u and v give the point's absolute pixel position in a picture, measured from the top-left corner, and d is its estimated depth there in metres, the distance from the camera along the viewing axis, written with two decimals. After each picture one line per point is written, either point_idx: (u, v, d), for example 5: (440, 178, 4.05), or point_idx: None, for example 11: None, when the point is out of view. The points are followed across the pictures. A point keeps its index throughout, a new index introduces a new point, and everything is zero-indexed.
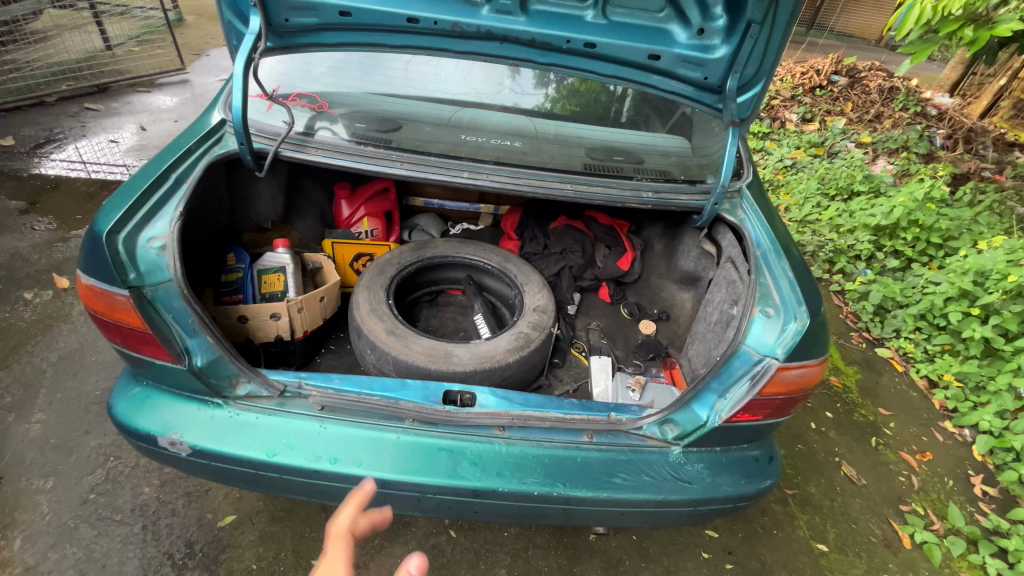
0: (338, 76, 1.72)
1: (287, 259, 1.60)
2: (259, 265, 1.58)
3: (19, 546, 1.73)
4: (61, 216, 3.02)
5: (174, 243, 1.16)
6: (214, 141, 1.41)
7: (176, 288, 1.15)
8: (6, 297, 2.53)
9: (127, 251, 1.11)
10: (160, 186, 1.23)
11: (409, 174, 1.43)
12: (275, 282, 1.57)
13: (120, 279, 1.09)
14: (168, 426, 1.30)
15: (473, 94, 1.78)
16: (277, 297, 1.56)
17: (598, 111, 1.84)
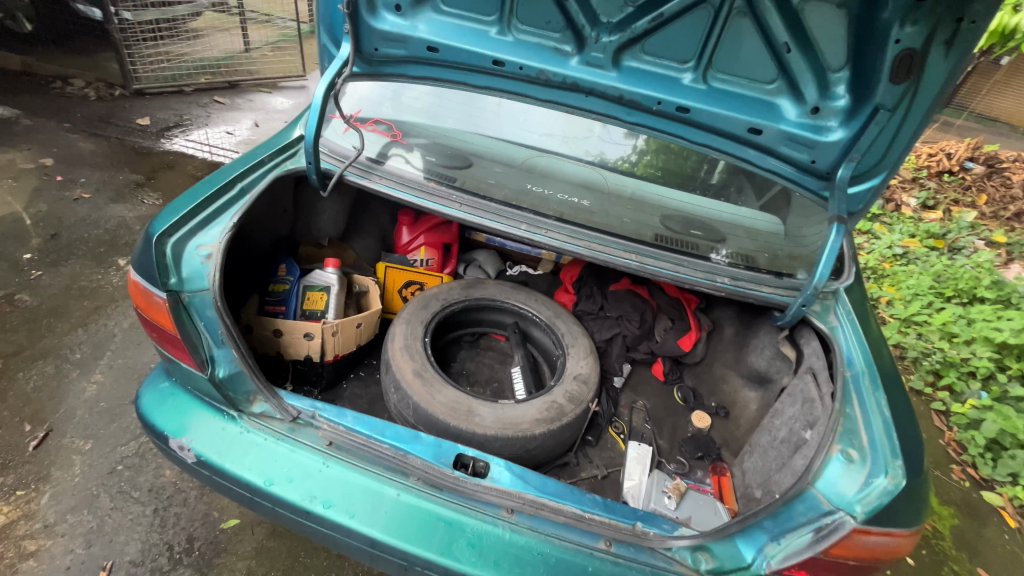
0: (422, 107, 1.73)
1: (333, 279, 1.58)
2: (307, 280, 1.57)
3: (45, 502, 1.81)
4: (167, 194, 3.31)
5: (219, 254, 1.16)
6: (287, 156, 1.44)
7: (212, 298, 1.15)
8: (104, 261, 2.78)
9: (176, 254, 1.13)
10: (223, 194, 1.26)
11: (465, 217, 1.37)
12: (317, 299, 1.55)
13: (161, 282, 1.10)
14: (182, 430, 1.29)
15: (551, 141, 1.73)
16: (316, 315, 1.54)
17: (680, 178, 1.77)
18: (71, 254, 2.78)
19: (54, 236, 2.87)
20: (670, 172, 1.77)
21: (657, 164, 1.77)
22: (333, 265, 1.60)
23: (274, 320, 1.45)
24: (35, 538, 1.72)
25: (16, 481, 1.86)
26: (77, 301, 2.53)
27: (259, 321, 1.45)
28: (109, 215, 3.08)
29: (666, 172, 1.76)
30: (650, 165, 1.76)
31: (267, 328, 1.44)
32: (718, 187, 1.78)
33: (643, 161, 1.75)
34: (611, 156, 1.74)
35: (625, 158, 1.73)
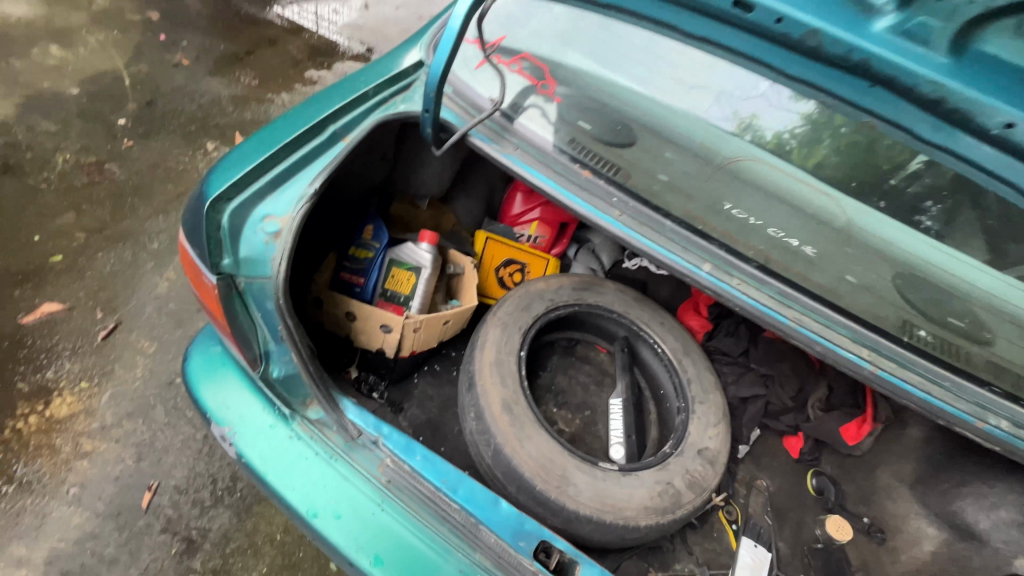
0: (558, 27, 1.14)
1: (427, 261, 1.24)
2: (396, 252, 1.24)
3: (105, 400, 1.77)
4: (264, 75, 3.03)
5: (290, 232, 0.84)
6: (398, 92, 1.06)
7: (273, 291, 0.85)
8: (193, 141, 2.60)
9: (237, 225, 0.82)
10: (307, 141, 0.91)
11: (629, 236, 0.94)
12: (404, 281, 1.24)
13: (212, 262, 0.81)
14: (225, 418, 1.08)
15: (688, 99, 1.14)
16: (399, 300, 1.23)
17: (877, 187, 1.08)
18: (162, 128, 2.61)
19: (149, 104, 2.70)
20: (864, 167, 1.07)
21: (847, 165, 1.09)
22: (430, 243, 1.25)
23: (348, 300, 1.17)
24: (91, 438, 1.69)
25: (82, 371, 1.82)
26: (162, 183, 2.39)
27: (332, 296, 1.18)
28: (205, 88, 2.86)
29: (860, 173, 1.09)
30: (835, 159, 1.09)
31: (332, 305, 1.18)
32: (913, 197, 1.05)
33: (819, 152, 1.10)
34: (767, 124, 1.09)
35: (781, 133, 1.08)
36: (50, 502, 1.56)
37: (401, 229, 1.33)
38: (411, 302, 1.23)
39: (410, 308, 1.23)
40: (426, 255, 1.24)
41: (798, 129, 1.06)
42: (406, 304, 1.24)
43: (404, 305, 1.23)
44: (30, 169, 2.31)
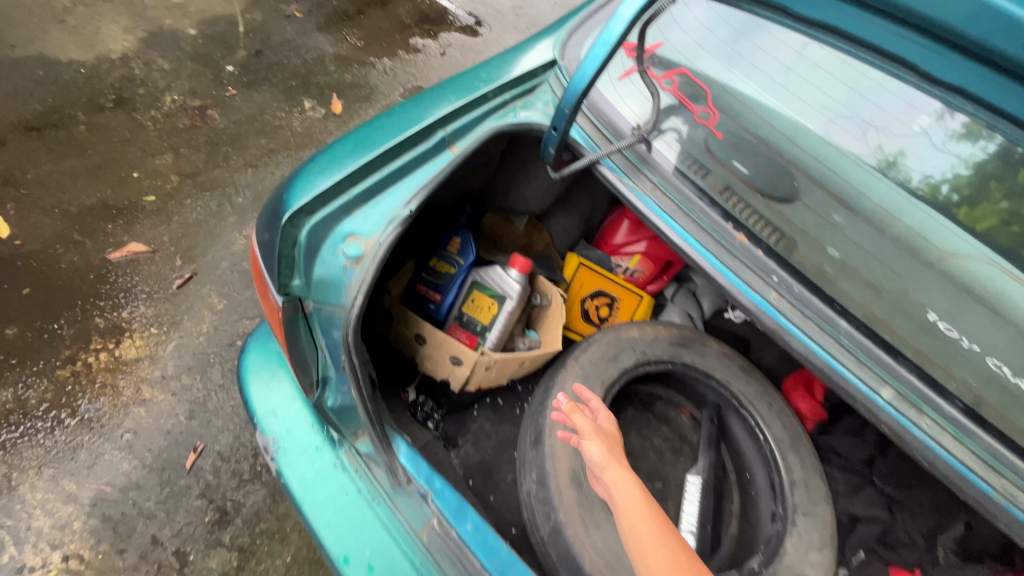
0: (703, 29, 0.94)
1: (514, 291, 1.06)
2: (480, 275, 1.08)
3: (169, 350, 1.78)
4: (370, 37, 2.94)
5: (374, 262, 0.70)
6: (519, 96, 0.89)
7: (343, 325, 0.72)
8: (292, 97, 2.57)
9: (315, 243, 0.69)
10: (408, 150, 0.76)
11: (785, 329, 0.77)
12: (485, 308, 1.08)
13: (279, 283, 0.69)
14: (270, 428, 0.99)
15: (825, 125, 0.87)
16: (474, 328, 1.08)
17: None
18: (266, 80, 2.60)
19: (258, 54, 2.69)
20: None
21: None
22: (520, 270, 1.06)
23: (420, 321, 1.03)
24: (151, 386, 1.70)
25: (154, 316, 1.84)
26: (256, 137, 2.38)
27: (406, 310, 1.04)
28: (311, 44, 2.82)
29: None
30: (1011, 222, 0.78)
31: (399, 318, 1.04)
32: None
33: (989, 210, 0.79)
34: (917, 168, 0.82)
35: (937, 180, 0.80)
36: (104, 443, 1.59)
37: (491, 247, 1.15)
38: (487, 334, 1.08)
39: (485, 341, 1.07)
40: (513, 284, 1.06)
41: (962, 179, 0.79)
42: (482, 335, 1.08)
43: (480, 336, 1.08)
44: (140, 104, 2.36)
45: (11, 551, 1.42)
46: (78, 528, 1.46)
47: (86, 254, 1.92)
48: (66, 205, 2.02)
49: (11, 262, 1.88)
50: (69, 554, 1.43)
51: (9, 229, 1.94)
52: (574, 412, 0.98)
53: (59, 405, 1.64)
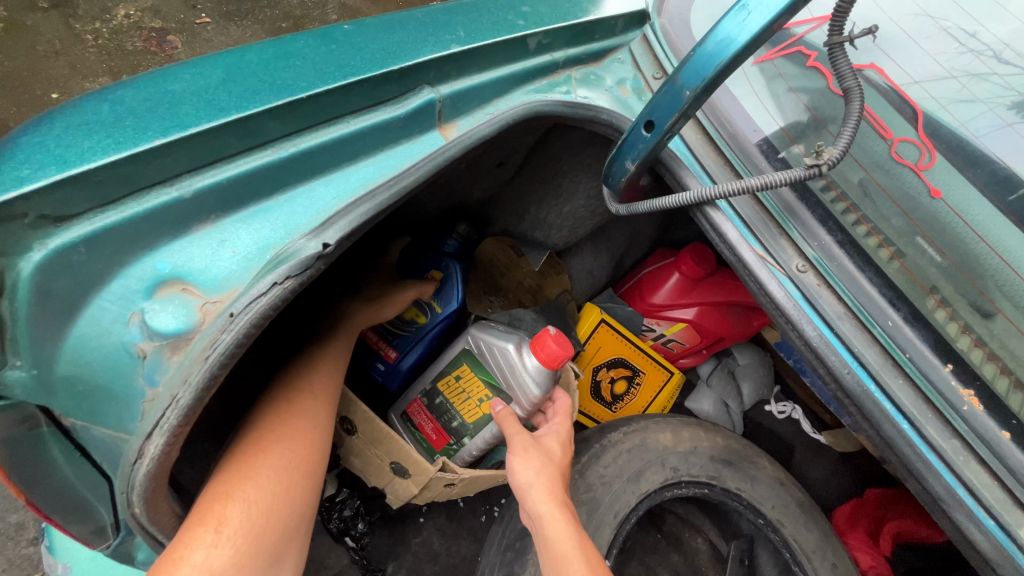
0: None
1: (527, 396, 0.64)
2: (480, 347, 0.66)
3: None
4: None
5: (203, 349, 0.29)
6: (579, 63, 0.51)
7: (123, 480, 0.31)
8: None
9: (60, 290, 0.27)
10: (346, 110, 0.36)
11: None
12: (474, 401, 0.68)
13: None
14: (62, 548, 0.57)
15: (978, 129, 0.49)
16: (448, 422, 0.69)
17: None
18: None
19: None
20: None
21: None
22: (545, 363, 0.63)
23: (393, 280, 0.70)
24: None
25: None
26: None
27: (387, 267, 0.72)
28: None
29: None
30: None
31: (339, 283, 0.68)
32: None
33: None
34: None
35: None
36: None
37: (488, 289, 0.80)
38: (466, 440, 0.69)
39: (459, 449, 0.69)
40: (530, 381, 0.63)
41: None
42: (459, 438, 0.69)
43: (453, 438, 0.69)
44: None
45: None
46: None
47: None
48: None
49: None
50: None
51: None
52: (514, 420, 0.60)
53: None
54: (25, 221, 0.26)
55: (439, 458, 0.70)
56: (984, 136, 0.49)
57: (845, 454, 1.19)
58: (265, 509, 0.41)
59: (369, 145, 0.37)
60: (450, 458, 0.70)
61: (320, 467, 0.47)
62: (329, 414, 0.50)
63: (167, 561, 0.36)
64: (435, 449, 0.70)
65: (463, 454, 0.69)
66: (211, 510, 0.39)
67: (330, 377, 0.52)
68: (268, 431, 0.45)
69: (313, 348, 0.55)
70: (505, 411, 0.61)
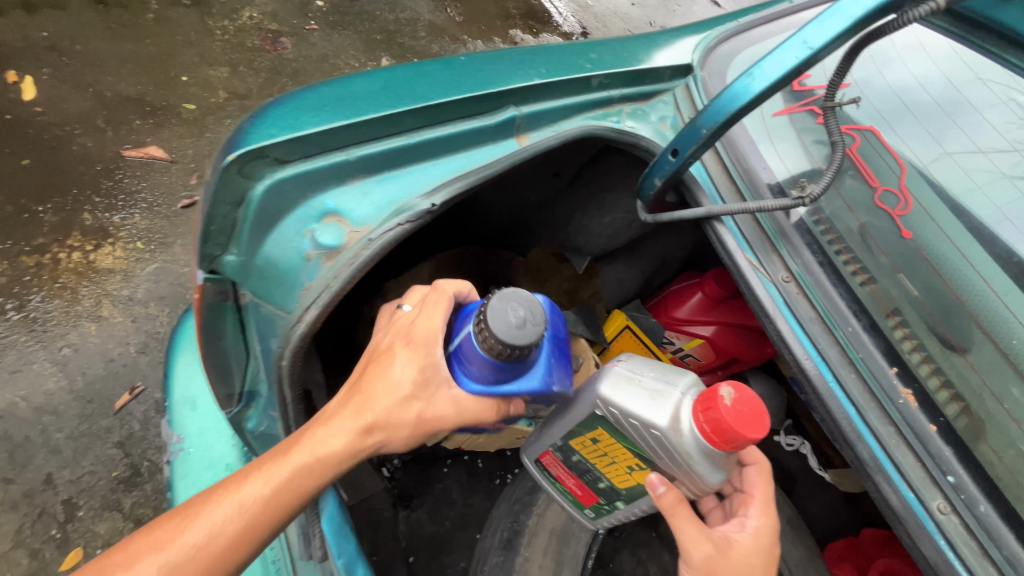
0: (932, 69, 0.69)
1: (691, 473, 0.59)
2: (618, 415, 0.60)
3: (146, 273, 1.59)
4: (469, 16, 2.81)
5: (346, 266, 0.44)
6: (630, 100, 0.65)
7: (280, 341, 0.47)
8: (372, 51, 2.49)
9: (272, 208, 0.43)
10: (458, 115, 0.51)
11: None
12: (622, 468, 0.65)
13: (202, 254, 0.44)
14: (179, 419, 0.75)
15: (986, 208, 0.58)
16: (595, 484, 0.70)
17: None
18: (351, 25, 2.52)
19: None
20: None
21: None
22: (711, 437, 0.56)
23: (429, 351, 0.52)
24: (112, 304, 1.52)
25: (145, 231, 1.66)
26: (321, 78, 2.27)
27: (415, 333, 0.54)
28: (409, 7, 2.73)
29: None
30: None
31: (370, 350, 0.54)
32: None
33: None
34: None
35: None
36: (39, 351, 1.42)
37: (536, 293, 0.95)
38: (620, 502, 0.70)
39: (611, 509, 0.72)
40: (695, 462, 0.57)
41: None
42: (612, 501, 0.72)
43: (603, 498, 0.71)
44: (217, 11, 2.27)
45: None
46: None
47: (101, 144, 1.77)
48: (102, 87, 1.88)
49: (22, 128, 1.75)
50: None
51: (36, 95, 1.81)
52: (682, 511, 0.59)
53: (10, 296, 1.47)
54: (268, 160, 0.42)
55: (592, 513, 0.75)
56: (966, 198, 0.59)
57: (850, 497, 1.22)
58: None
59: (469, 142, 0.52)
60: (601, 515, 0.74)
61: None
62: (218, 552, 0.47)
63: None
64: (587, 505, 0.75)
65: (615, 514, 0.72)
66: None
67: (253, 511, 0.48)
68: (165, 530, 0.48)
69: (270, 461, 0.49)
70: (667, 495, 0.58)
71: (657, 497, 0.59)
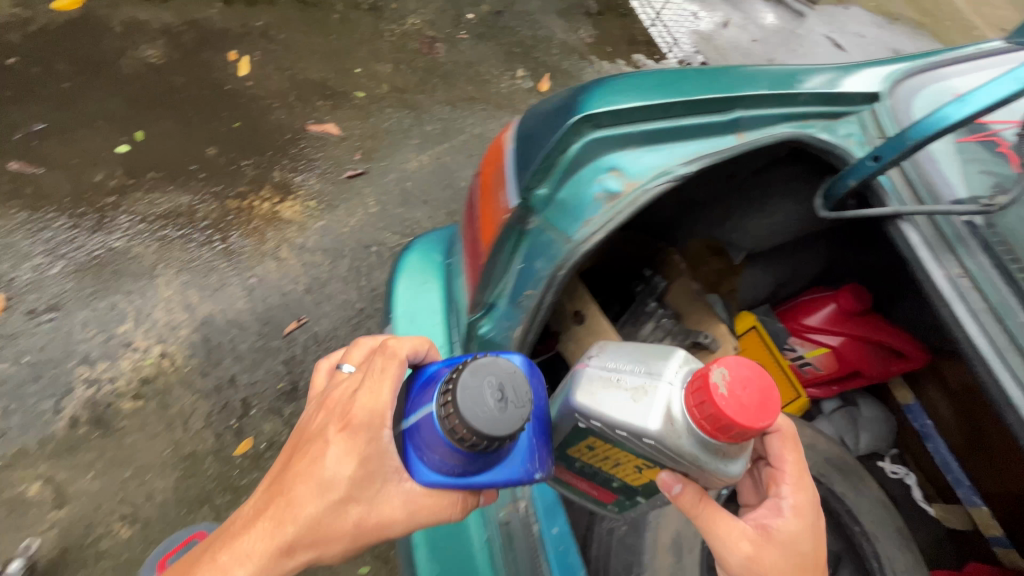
0: None
1: (701, 471, 0.63)
2: (605, 425, 0.67)
3: (316, 227, 1.89)
4: (596, 40, 3.04)
5: (627, 207, 0.61)
6: (825, 117, 0.77)
7: (559, 257, 0.64)
8: (509, 63, 2.76)
9: (583, 157, 0.61)
10: (708, 111, 0.67)
11: None
12: (632, 467, 0.72)
13: (524, 184, 0.63)
14: (402, 326, 0.96)
15: None
16: (609, 482, 0.78)
17: None
18: (495, 38, 2.82)
19: (498, 15, 2.94)
20: None
21: None
22: (706, 430, 0.60)
23: (371, 440, 0.66)
24: (290, 249, 1.81)
25: (318, 192, 1.97)
26: (465, 82, 2.57)
27: (354, 417, 0.68)
28: (544, 26, 3.00)
29: None
30: None
31: (311, 436, 0.69)
32: None
33: None
34: None
35: None
36: (233, 276, 1.70)
37: None
38: (639, 497, 0.78)
39: (633, 505, 0.79)
40: (705, 463, 0.61)
41: None
42: (632, 495, 0.80)
43: (622, 495, 0.79)
44: (388, 16, 2.62)
45: (129, 325, 1.52)
46: (182, 336, 1.56)
47: (292, 117, 2.10)
48: (297, 71, 2.22)
49: (236, 96, 2.07)
50: (166, 352, 1.52)
51: (249, 72, 2.14)
52: (713, 513, 0.66)
53: (216, 228, 1.77)
54: (593, 122, 0.60)
55: (615, 507, 0.82)
56: None
57: (953, 530, 1.24)
58: None
59: (712, 132, 0.68)
60: (623, 510, 0.82)
61: None
62: None
63: None
64: (609, 501, 0.82)
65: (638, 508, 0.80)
66: None
67: None
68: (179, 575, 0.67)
69: (237, 543, 0.66)
70: (683, 495, 0.66)
71: (676, 497, 0.67)
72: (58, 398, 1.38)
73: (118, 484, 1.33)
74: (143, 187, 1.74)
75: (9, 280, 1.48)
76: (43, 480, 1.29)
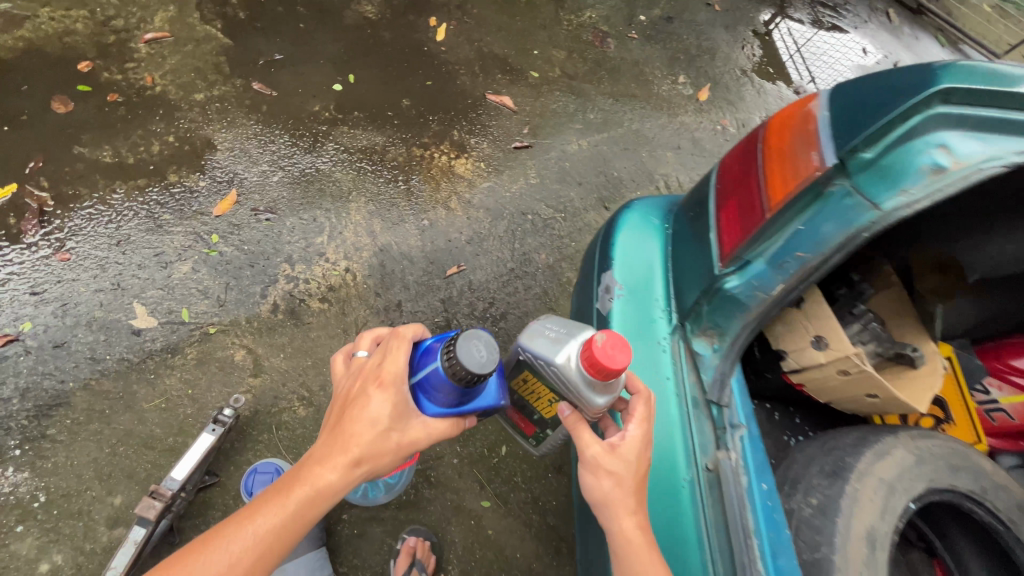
0: None
1: (585, 400, 0.85)
2: (535, 360, 0.90)
3: (483, 187, 2.01)
4: (760, 59, 2.99)
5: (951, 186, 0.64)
6: None
7: (860, 224, 0.69)
8: (673, 68, 2.79)
9: (917, 132, 0.66)
10: None
11: None
12: (546, 400, 0.96)
13: (846, 148, 0.69)
14: (621, 274, 1.03)
15: None
16: (531, 416, 1.04)
17: None
18: (662, 42, 2.85)
19: (668, 20, 2.96)
20: None
21: None
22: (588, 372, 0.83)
23: (398, 390, 0.86)
24: (459, 201, 1.95)
25: (487, 155, 2.09)
26: (630, 80, 2.62)
27: (385, 376, 0.87)
28: (712, 38, 2.98)
29: None
30: None
31: (354, 396, 0.86)
32: None
33: None
34: None
35: None
36: (410, 214, 1.86)
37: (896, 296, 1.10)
38: (548, 431, 1.03)
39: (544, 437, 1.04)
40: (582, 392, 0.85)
41: None
42: (545, 429, 1.04)
43: (539, 428, 1.04)
44: (567, 7, 2.73)
45: (325, 238, 1.71)
46: (364, 257, 1.73)
47: (475, 84, 2.25)
48: (484, 44, 2.38)
49: (430, 58, 2.24)
50: (350, 268, 1.69)
51: (444, 38, 2.31)
52: (582, 425, 0.83)
53: (401, 170, 1.94)
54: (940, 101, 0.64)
55: (533, 439, 1.07)
56: None
57: None
58: (242, 561, 0.76)
59: None
60: (538, 441, 1.06)
61: (279, 550, 0.79)
62: (294, 527, 0.80)
63: (195, 550, 0.77)
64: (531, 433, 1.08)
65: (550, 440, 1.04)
66: (207, 546, 0.77)
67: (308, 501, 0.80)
68: (249, 516, 0.79)
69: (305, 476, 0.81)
70: (571, 416, 0.84)
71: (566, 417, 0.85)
72: (265, 286, 1.59)
73: (300, 369, 1.50)
74: (349, 123, 1.94)
75: (241, 178, 1.72)
76: (245, 350, 1.48)
